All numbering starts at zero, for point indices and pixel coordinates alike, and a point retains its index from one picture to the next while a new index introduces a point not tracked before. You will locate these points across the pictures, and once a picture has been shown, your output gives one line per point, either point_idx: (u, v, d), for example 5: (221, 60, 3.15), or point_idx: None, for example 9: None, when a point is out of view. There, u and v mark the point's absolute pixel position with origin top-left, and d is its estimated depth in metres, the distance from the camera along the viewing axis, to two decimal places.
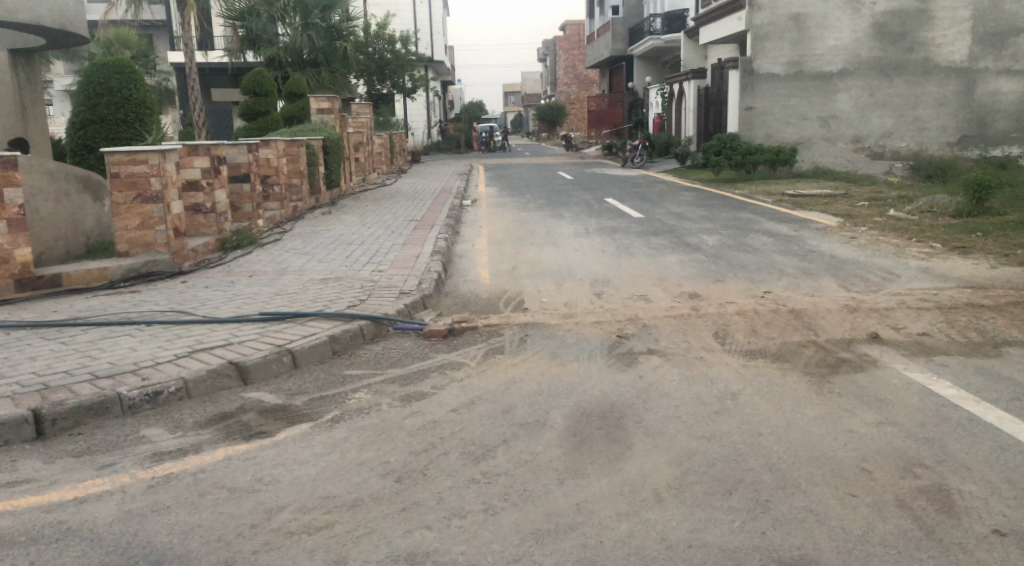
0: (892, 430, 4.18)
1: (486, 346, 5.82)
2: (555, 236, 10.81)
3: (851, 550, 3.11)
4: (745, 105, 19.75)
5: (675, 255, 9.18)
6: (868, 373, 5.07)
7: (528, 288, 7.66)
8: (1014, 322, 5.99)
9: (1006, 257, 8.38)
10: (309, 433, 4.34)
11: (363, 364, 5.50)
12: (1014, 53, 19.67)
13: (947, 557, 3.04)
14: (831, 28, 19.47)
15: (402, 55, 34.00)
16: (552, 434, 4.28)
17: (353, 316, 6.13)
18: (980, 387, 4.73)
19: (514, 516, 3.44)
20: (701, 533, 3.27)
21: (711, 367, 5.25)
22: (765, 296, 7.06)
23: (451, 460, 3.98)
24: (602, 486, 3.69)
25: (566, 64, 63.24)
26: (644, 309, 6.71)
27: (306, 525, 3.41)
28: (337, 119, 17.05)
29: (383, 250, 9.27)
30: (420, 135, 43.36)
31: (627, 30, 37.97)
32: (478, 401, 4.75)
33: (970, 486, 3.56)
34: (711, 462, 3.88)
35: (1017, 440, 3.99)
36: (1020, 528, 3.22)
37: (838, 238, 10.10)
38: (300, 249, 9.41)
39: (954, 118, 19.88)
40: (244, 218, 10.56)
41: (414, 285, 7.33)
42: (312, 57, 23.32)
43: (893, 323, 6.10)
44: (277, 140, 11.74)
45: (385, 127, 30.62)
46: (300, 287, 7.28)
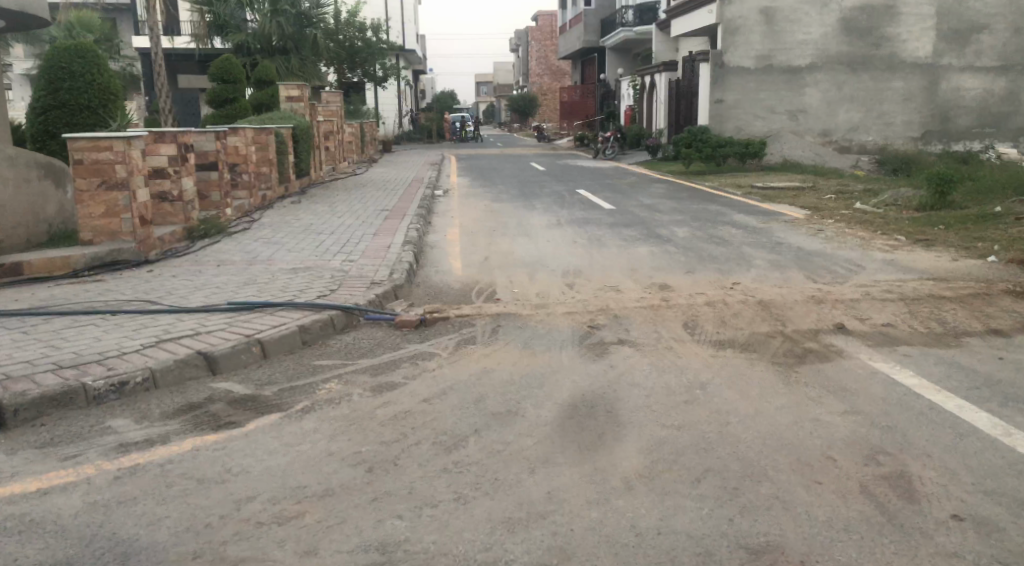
0: (857, 418, 4.26)
1: (457, 336, 5.82)
2: (527, 227, 10.81)
3: (816, 537, 3.17)
4: (715, 98, 19.90)
5: (646, 246, 9.24)
6: (833, 363, 5.15)
7: (500, 278, 7.66)
8: (975, 313, 6.13)
9: (968, 250, 8.56)
10: (279, 423, 4.31)
11: (334, 354, 5.47)
12: (976, 50, 20.04)
13: (909, 542, 3.12)
14: (799, 22, 19.66)
15: (373, 43, 33.71)
16: (522, 424, 4.29)
17: (324, 306, 6.08)
18: (942, 376, 4.83)
19: (486, 504, 3.45)
20: (669, 521, 3.31)
21: (681, 358, 5.30)
22: (734, 287, 7.13)
23: (422, 450, 3.98)
24: (572, 474, 3.72)
25: (538, 56, 63.06)
26: (615, 300, 6.75)
27: (276, 515, 3.38)
28: (306, 108, 16.83)
29: (354, 240, 9.20)
30: (391, 124, 43.06)
31: (598, 21, 38.00)
32: (449, 392, 4.75)
33: (931, 472, 3.65)
34: (680, 451, 3.93)
35: (976, 427, 4.09)
36: (979, 512, 3.31)
37: (806, 230, 10.25)
38: (269, 239, 9.30)
39: (918, 113, 20.24)
40: (212, 207, 10.39)
41: (385, 275, 7.30)
42: (282, 44, 22.92)
43: (858, 314, 6.20)
44: (246, 128, 11.55)
45: (355, 116, 30.37)
46: (269, 277, 7.20)
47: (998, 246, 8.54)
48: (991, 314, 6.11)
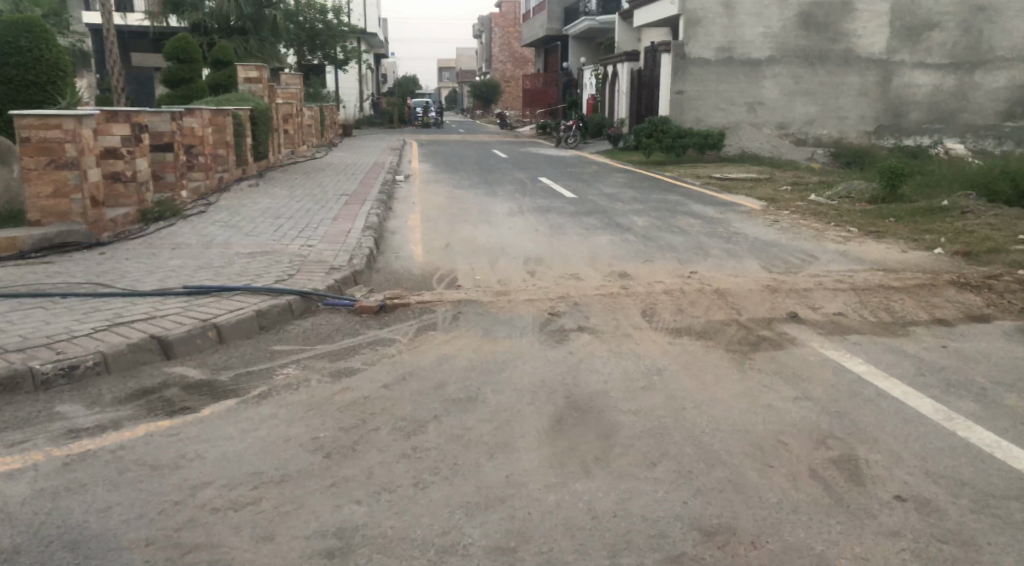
0: (808, 404, 4.37)
1: (418, 322, 5.82)
2: (489, 215, 10.82)
3: (767, 519, 3.26)
4: (676, 89, 20.09)
5: (607, 235, 9.32)
6: (786, 350, 5.27)
7: (461, 265, 7.67)
8: (922, 303, 6.32)
9: (918, 242, 8.79)
10: (236, 409, 4.27)
11: (292, 340, 5.42)
12: (928, 47, 20.44)
13: (854, 523, 3.22)
14: (759, 16, 19.89)
15: (334, 25, 33.18)
16: (483, 408, 4.32)
17: (282, 291, 6.02)
18: (888, 364, 4.98)
19: (444, 489, 3.47)
20: (626, 504, 3.36)
21: (640, 344, 5.38)
22: (692, 276, 7.24)
23: (381, 435, 3.98)
24: (530, 459, 3.75)
25: (501, 42, 62.68)
26: (575, 288, 6.80)
27: (232, 501, 3.36)
28: (265, 89, 16.54)
29: (313, 225, 9.10)
30: (352, 108, 42.58)
31: (562, 9, 37.93)
32: (409, 378, 4.75)
33: (876, 455, 3.77)
34: (636, 436, 3.99)
35: (921, 413, 4.22)
36: (921, 494, 3.43)
37: (762, 221, 10.41)
38: (226, 222, 9.14)
39: (872, 108, 20.67)
40: (167, 189, 10.19)
41: (344, 260, 7.24)
42: (239, 24, 22.36)
43: (811, 304, 6.34)
44: (202, 109, 11.33)
45: (315, 99, 29.92)
46: (227, 261, 7.09)
47: (945, 239, 8.78)
48: (936, 304, 6.30)
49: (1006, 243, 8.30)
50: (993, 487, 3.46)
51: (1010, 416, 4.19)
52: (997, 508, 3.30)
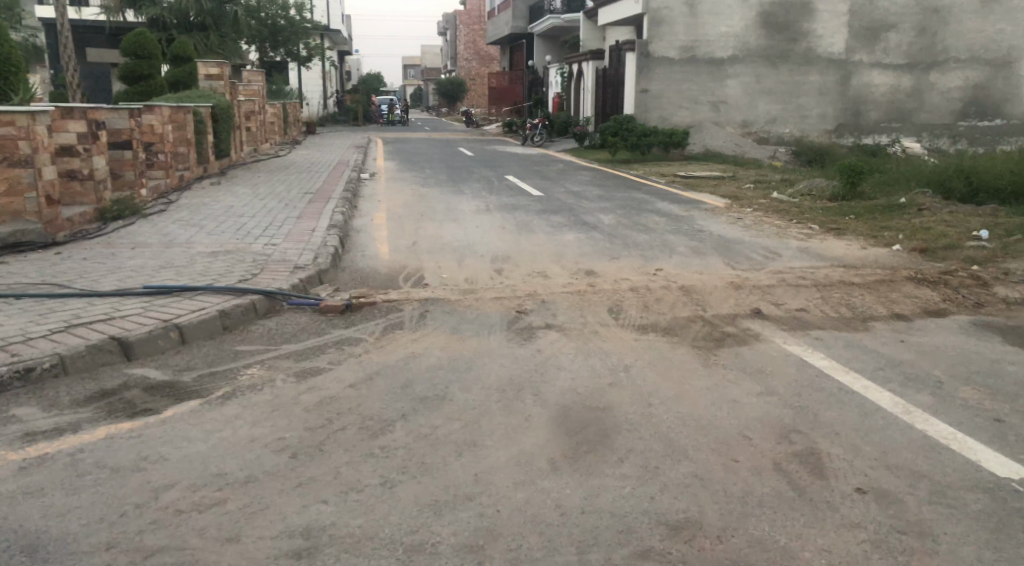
0: (772, 399, 4.44)
1: (384, 321, 5.77)
2: (455, 213, 10.78)
3: (733, 512, 3.29)
4: (640, 88, 20.23)
5: (573, 232, 9.35)
6: (750, 346, 5.35)
7: (428, 264, 7.63)
8: (881, 299, 6.44)
9: (877, 239, 8.97)
10: (199, 410, 4.20)
11: (256, 339, 5.35)
12: (885, 47, 20.84)
13: (817, 515, 3.27)
14: (722, 15, 20.11)
15: (297, 22, 32.76)
16: (451, 407, 4.31)
17: (245, 291, 5.93)
18: (849, 359, 5.07)
19: (412, 488, 3.45)
20: (594, 500, 3.38)
21: (606, 341, 5.41)
22: (657, 273, 7.29)
23: (347, 435, 3.94)
24: (498, 456, 3.75)
25: (466, 39, 62.52)
26: (542, 285, 6.82)
27: (196, 503, 3.30)
28: (226, 86, 16.29)
29: (277, 223, 9.00)
30: (315, 106, 42.17)
31: (527, 7, 37.95)
32: (375, 377, 4.71)
33: (838, 449, 3.84)
34: (603, 432, 4.02)
35: (881, 406, 4.31)
36: (880, 486, 3.50)
37: (726, 218, 10.53)
38: (187, 221, 9.00)
39: (831, 107, 21.04)
40: (126, 187, 9.98)
41: (309, 259, 7.17)
42: (199, 19, 21.85)
43: (774, 299, 6.43)
44: (162, 105, 11.13)
45: (278, 96, 29.57)
46: (188, 260, 6.97)
47: (903, 235, 8.97)
48: (895, 299, 6.43)
49: (960, 239, 8.51)
50: (950, 477, 3.55)
51: (965, 407, 4.31)
52: (953, 498, 3.38)
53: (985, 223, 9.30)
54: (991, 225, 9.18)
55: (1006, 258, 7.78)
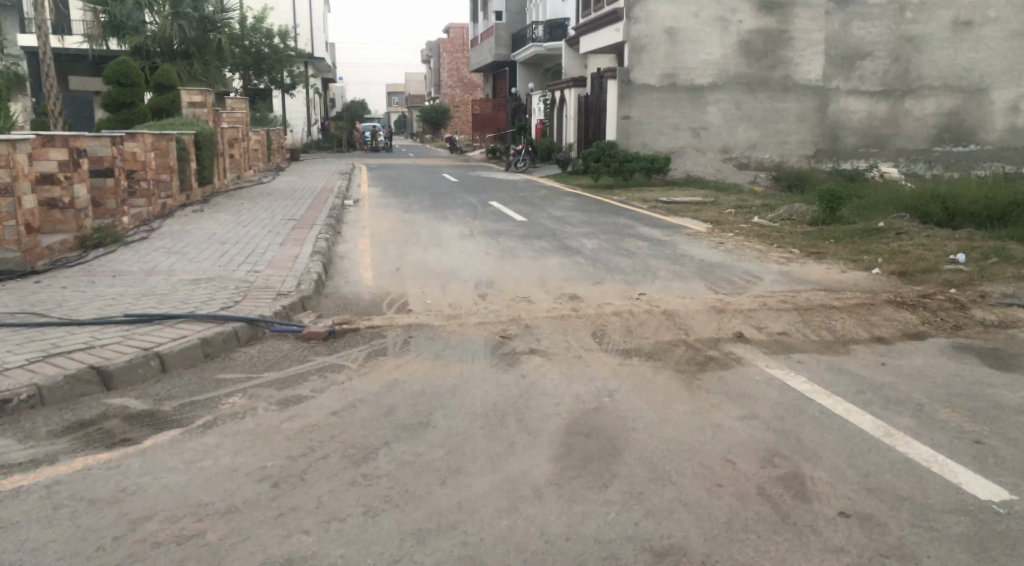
0: (754, 423, 4.45)
1: (368, 347, 5.76)
2: (439, 238, 10.81)
3: (716, 538, 3.29)
4: (622, 114, 20.46)
5: (557, 257, 9.40)
6: (732, 369, 5.38)
7: (412, 289, 7.63)
8: (861, 322, 6.51)
9: (856, 263, 9.07)
10: (180, 439, 4.16)
11: (237, 367, 5.31)
12: (862, 74, 21.22)
13: (800, 539, 3.28)
14: (701, 43, 20.43)
15: (280, 49, 32.91)
16: (435, 434, 4.29)
17: (226, 318, 5.89)
18: (832, 382, 5.10)
19: (395, 517, 3.43)
20: (578, 527, 3.37)
21: (590, 366, 5.42)
22: (640, 298, 7.34)
23: (330, 464, 3.91)
24: (482, 484, 3.74)
25: (448, 67, 63.09)
26: (526, 310, 6.84)
27: (175, 535, 3.26)
28: (209, 113, 16.28)
29: (260, 250, 8.98)
30: (299, 133, 42.32)
31: (509, 35, 38.34)
32: (358, 404, 4.69)
33: (821, 472, 3.85)
34: (588, 457, 4.01)
35: (863, 429, 4.34)
36: (864, 510, 3.50)
37: (707, 243, 10.62)
38: (169, 249, 8.96)
39: (810, 133, 21.34)
40: (107, 215, 9.94)
41: (292, 285, 7.16)
42: (183, 47, 21.47)
43: (756, 323, 6.48)
44: (144, 133, 11.12)
45: (262, 123, 29.65)
46: (170, 288, 6.94)
47: (882, 259, 9.08)
48: (876, 322, 6.50)
49: (938, 263, 8.63)
50: (930, 499, 3.58)
51: (946, 429, 4.35)
52: (935, 521, 3.40)
53: (961, 247, 9.43)
54: (968, 249, 9.30)
55: (983, 281, 7.89)
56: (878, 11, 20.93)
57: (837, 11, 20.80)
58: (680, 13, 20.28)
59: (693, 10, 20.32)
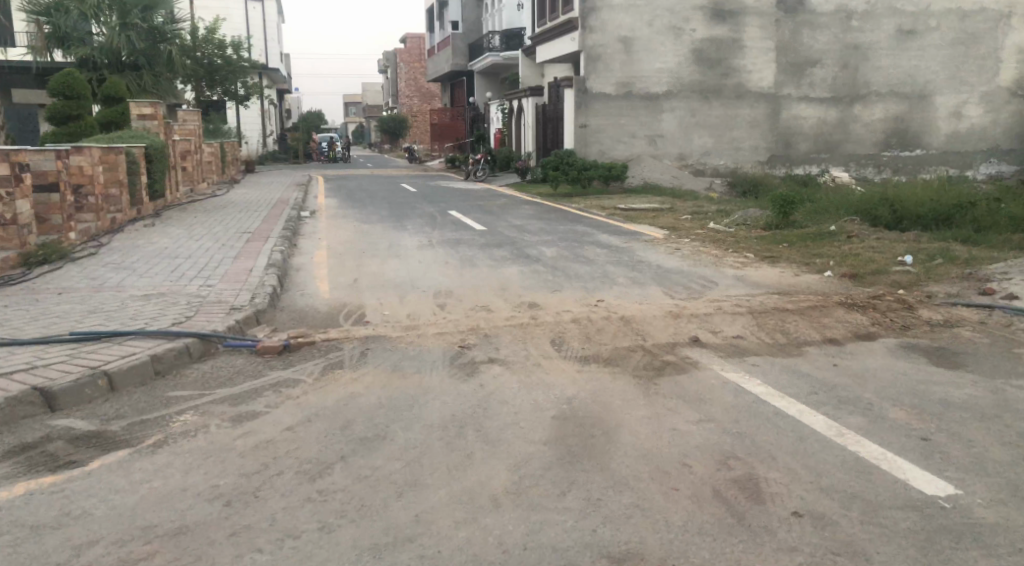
0: (710, 426, 4.50)
1: (324, 360, 5.69)
2: (398, 249, 10.74)
3: (673, 542, 3.31)
4: (579, 123, 20.61)
5: (517, 266, 9.40)
6: (689, 374, 5.42)
7: (370, 301, 7.56)
8: (815, 324, 6.61)
9: (809, 266, 9.24)
10: (128, 460, 4.06)
11: (189, 385, 5.20)
12: (811, 82, 21.67)
13: (755, 540, 3.31)
14: (655, 52, 20.69)
15: (233, 61, 32.45)
16: (392, 447, 4.25)
17: (177, 334, 5.78)
18: (786, 384, 5.17)
19: (351, 532, 3.39)
20: (536, 536, 3.36)
21: (549, 374, 5.42)
22: (598, 304, 7.38)
23: (284, 480, 3.85)
24: (441, 496, 3.71)
25: (406, 77, 63.10)
26: (485, 320, 6.82)
27: (123, 559, 3.17)
28: (160, 126, 15.98)
29: (212, 264, 8.82)
30: (254, 144, 41.81)
31: (466, 45, 38.34)
32: (314, 419, 4.63)
33: (774, 473, 3.90)
34: (547, 466, 4.01)
35: (815, 430, 4.41)
36: (817, 509, 3.56)
37: (664, 249, 10.72)
38: (118, 264, 8.77)
39: (763, 139, 21.73)
40: (52, 231, 9.69)
41: (246, 299, 7.05)
42: (132, 59, 20.97)
43: (711, 327, 6.56)
44: (91, 146, 10.86)
45: (216, 134, 29.20)
46: (118, 304, 6.79)
47: (833, 262, 9.27)
48: (828, 324, 6.62)
49: (887, 265, 8.83)
50: (881, 497, 3.64)
51: (895, 427, 4.44)
52: (885, 518, 3.47)
53: (909, 249, 9.67)
54: (916, 250, 9.55)
55: (929, 281, 8.11)
56: (825, 20, 21.41)
57: (787, 20, 21.23)
58: (634, 22, 20.51)
59: (647, 19, 20.57)
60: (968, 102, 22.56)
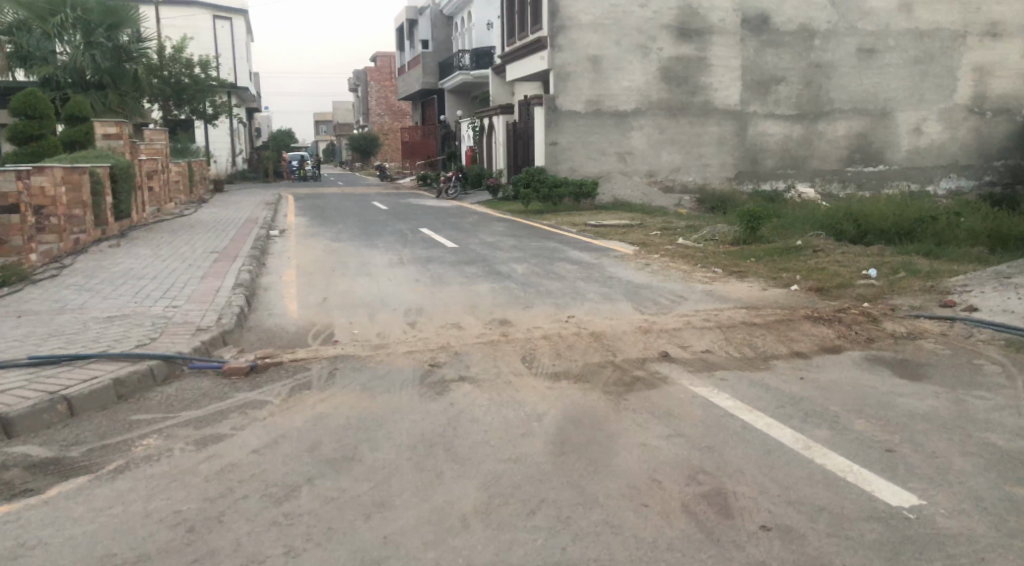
0: (680, 441, 4.51)
1: (291, 381, 5.63)
2: (368, 267, 10.69)
3: (642, 558, 3.30)
4: (550, 141, 20.74)
5: (487, 283, 9.40)
6: (658, 389, 5.43)
7: (339, 320, 7.51)
8: (782, 338, 6.67)
9: (776, 280, 9.37)
10: (88, 486, 3.98)
11: (153, 408, 5.11)
12: (776, 99, 22.05)
13: (724, 556, 3.32)
14: (624, 70, 20.91)
15: (201, 80, 32.21)
16: (361, 468, 4.20)
17: (141, 356, 5.69)
18: (754, 397, 5.21)
19: (317, 555, 3.34)
20: (505, 555, 3.34)
21: (519, 391, 5.40)
22: (569, 320, 7.40)
23: (249, 504, 3.79)
24: (410, 517, 3.67)
25: (377, 96, 63.31)
26: (456, 337, 6.80)
27: None
28: (126, 145, 15.79)
29: (178, 285, 8.72)
30: (223, 163, 41.47)
31: (436, 64, 38.48)
32: (280, 441, 4.56)
33: (743, 487, 3.92)
34: (516, 483, 4.00)
35: (782, 442, 4.45)
36: (785, 522, 3.58)
37: (634, 265, 10.80)
38: (82, 286, 8.64)
39: (731, 155, 22.02)
40: (13, 253, 9.53)
41: (212, 320, 6.96)
42: (97, 78, 20.68)
43: (681, 342, 6.59)
44: (54, 167, 10.70)
45: (184, 153, 28.90)
46: (81, 327, 6.67)
47: (800, 276, 9.39)
48: (794, 337, 6.69)
49: (852, 278, 8.98)
50: (847, 510, 3.67)
51: (860, 439, 4.48)
52: (850, 530, 3.50)
53: (874, 262, 9.83)
54: (879, 264, 9.72)
55: (892, 294, 8.26)
56: (789, 39, 21.83)
57: (752, 39, 21.60)
58: (602, 41, 20.73)
59: (615, 38, 20.80)
60: (928, 119, 23.09)
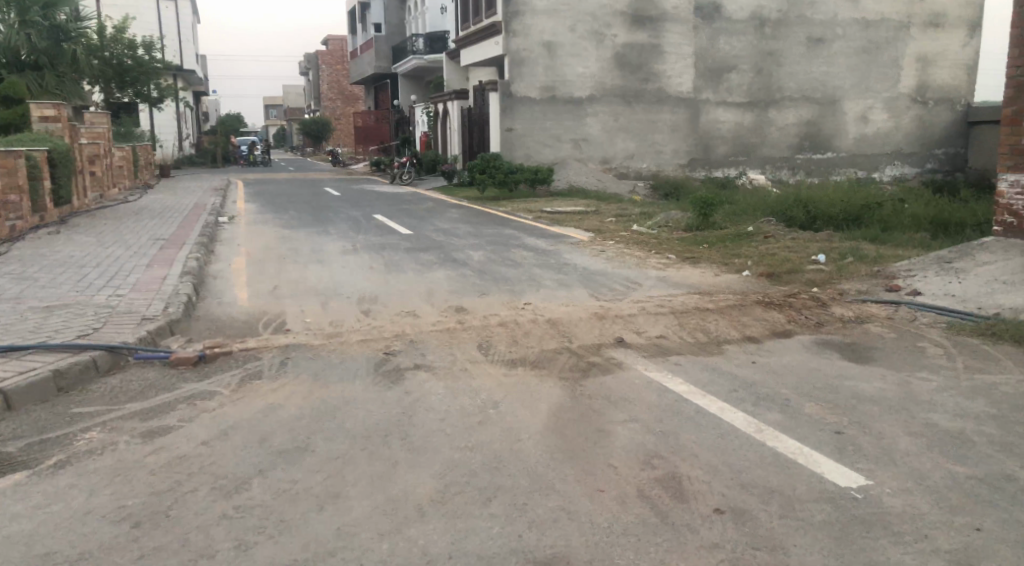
0: (635, 426, 4.52)
1: (241, 372, 5.49)
2: (321, 255, 10.50)
3: (598, 543, 3.31)
4: (505, 127, 20.61)
5: (442, 270, 9.31)
6: (614, 375, 5.46)
7: (291, 308, 7.35)
8: (735, 323, 6.75)
9: (729, 266, 9.48)
10: (25, 483, 3.82)
11: (96, 400, 4.95)
12: (728, 87, 22.29)
13: (678, 539, 3.34)
14: (578, 56, 20.88)
15: (145, 62, 31.20)
16: (314, 459, 4.12)
17: (83, 347, 5.50)
18: (708, 382, 5.26)
19: (268, 549, 3.27)
20: (461, 543, 3.31)
21: (475, 379, 5.37)
22: (524, 307, 7.37)
23: (198, 497, 3.69)
24: (364, 507, 3.62)
25: (328, 80, 62.23)
26: (411, 325, 6.72)
27: None
28: (65, 129, 15.22)
29: (122, 273, 8.44)
30: (169, 147, 40.35)
31: (389, 48, 37.92)
32: (230, 433, 4.45)
33: (697, 471, 3.96)
34: (472, 471, 3.97)
35: (735, 427, 4.49)
36: (737, 505, 3.62)
37: (590, 252, 10.80)
38: (18, 274, 8.30)
39: (684, 142, 22.20)
40: None
41: (159, 309, 6.76)
42: (32, 59, 19.88)
43: (636, 328, 6.62)
44: None
45: (128, 138, 28.03)
46: (18, 317, 6.42)
47: (752, 262, 9.52)
48: (746, 322, 6.77)
49: (801, 264, 9.13)
50: (798, 492, 3.72)
51: (810, 423, 4.55)
52: (801, 511, 3.55)
53: (822, 248, 10.01)
54: (829, 249, 9.90)
55: (841, 278, 8.43)
56: (741, 27, 22.05)
57: (704, 26, 21.76)
58: (557, 27, 20.64)
59: (570, 24, 20.72)
60: (874, 107, 23.64)
